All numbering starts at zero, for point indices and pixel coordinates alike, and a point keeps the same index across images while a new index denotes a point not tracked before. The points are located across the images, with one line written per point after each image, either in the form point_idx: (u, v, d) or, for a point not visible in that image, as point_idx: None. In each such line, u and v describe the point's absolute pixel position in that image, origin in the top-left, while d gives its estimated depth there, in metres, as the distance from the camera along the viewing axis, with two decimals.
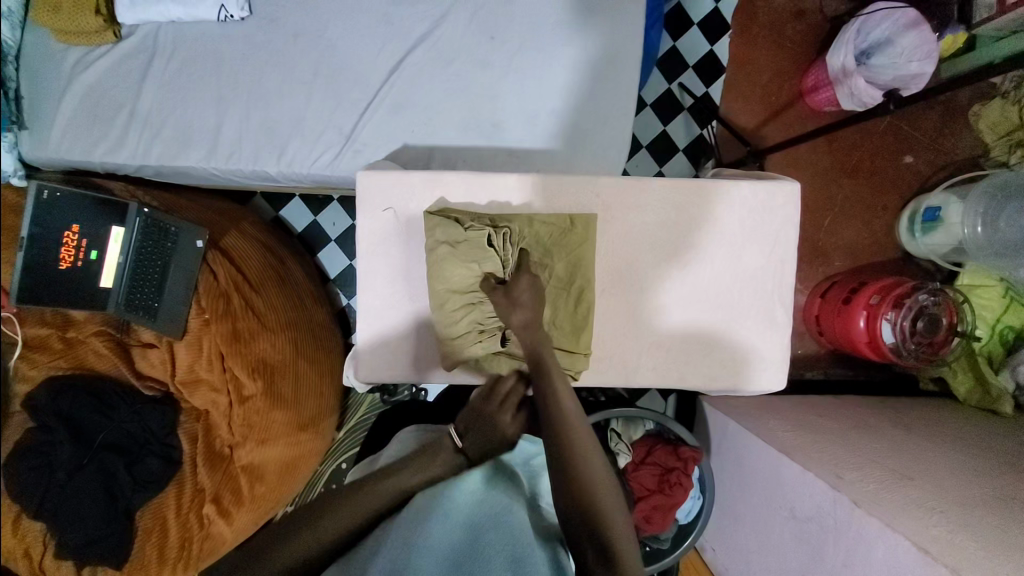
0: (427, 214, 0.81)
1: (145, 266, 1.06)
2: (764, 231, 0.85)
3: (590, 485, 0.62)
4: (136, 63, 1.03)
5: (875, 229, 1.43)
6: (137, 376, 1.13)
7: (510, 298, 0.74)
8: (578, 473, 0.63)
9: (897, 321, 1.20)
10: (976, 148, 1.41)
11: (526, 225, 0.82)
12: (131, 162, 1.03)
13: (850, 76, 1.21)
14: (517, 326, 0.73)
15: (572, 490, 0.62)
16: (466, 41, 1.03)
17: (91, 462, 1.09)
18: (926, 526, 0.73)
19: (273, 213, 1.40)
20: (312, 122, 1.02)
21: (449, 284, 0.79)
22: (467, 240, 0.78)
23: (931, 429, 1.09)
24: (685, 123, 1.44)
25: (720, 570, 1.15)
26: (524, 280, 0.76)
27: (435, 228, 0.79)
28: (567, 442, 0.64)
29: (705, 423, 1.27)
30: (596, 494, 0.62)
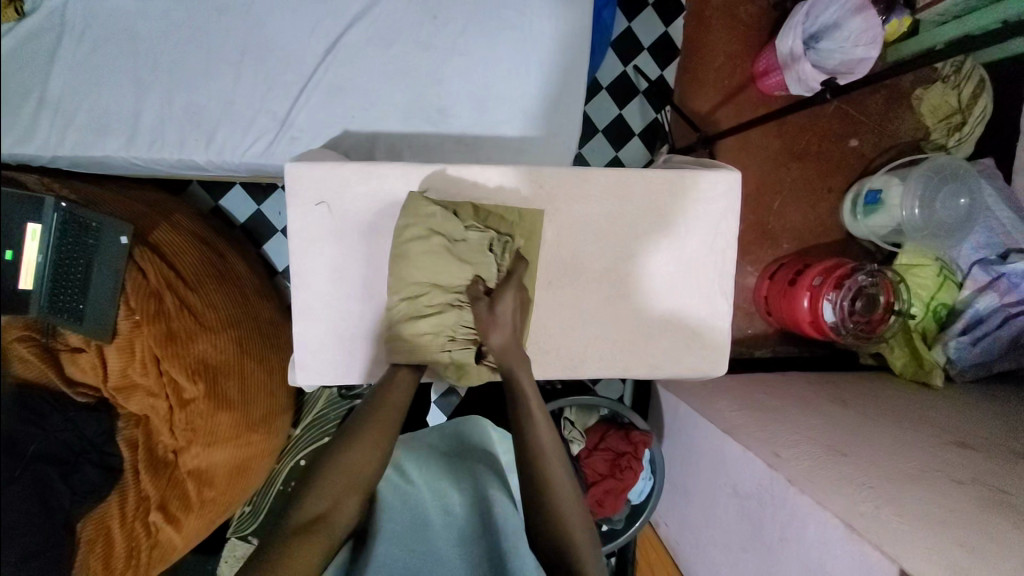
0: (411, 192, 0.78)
1: (68, 269, 0.96)
2: (704, 220, 0.86)
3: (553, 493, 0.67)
4: (43, 42, 0.94)
5: (822, 211, 1.47)
6: (68, 384, 1.07)
7: (493, 314, 0.75)
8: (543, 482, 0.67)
9: (838, 300, 1.24)
10: (917, 131, 1.46)
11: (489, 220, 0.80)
12: (43, 152, 0.95)
13: (798, 60, 1.21)
14: (495, 344, 0.75)
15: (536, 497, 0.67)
16: (408, 20, 0.98)
17: (24, 474, 0.97)
18: (856, 502, 0.76)
19: (214, 203, 1.34)
20: (243, 107, 0.96)
21: (425, 275, 0.78)
22: (451, 233, 0.77)
23: (866, 403, 1.15)
24: (639, 107, 1.44)
25: (673, 545, 1.19)
26: (511, 297, 0.76)
27: (422, 216, 0.77)
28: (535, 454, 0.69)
29: (659, 405, 1.30)
30: (560, 500, 0.67)
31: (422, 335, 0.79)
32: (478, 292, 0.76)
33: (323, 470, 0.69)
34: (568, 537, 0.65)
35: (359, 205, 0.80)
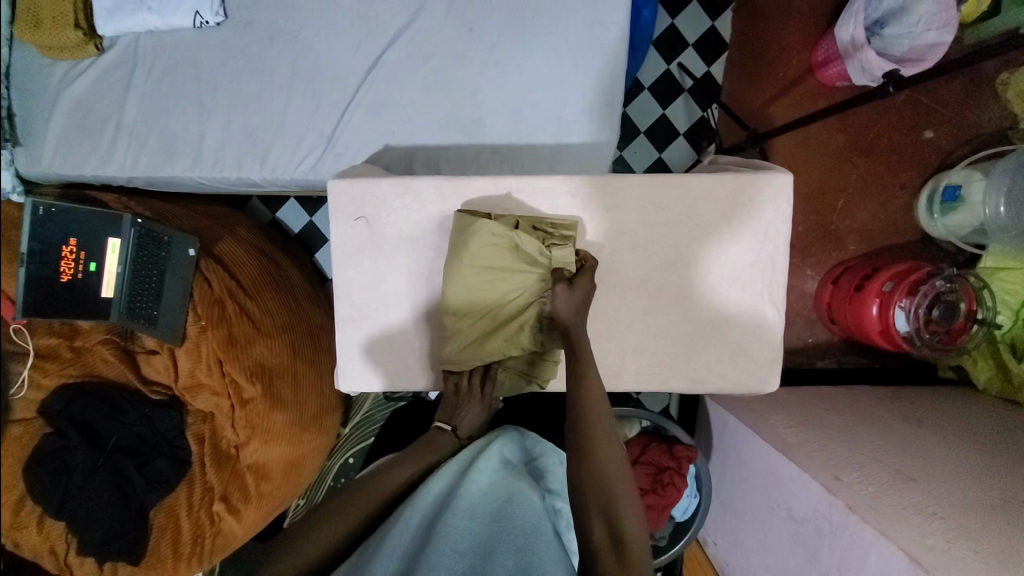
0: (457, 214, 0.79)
1: (144, 277, 1.07)
2: (750, 225, 0.81)
3: (613, 505, 0.65)
4: (119, 74, 1.04)
5: (892, 210, 1.35)
6: (143, 383, 1.17)
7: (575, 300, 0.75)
8: (604, 495, 0.65)
9: (912, 308, 1.13)
10: (1003, 119, 1.31)
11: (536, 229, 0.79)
12: (121, 174, 1.04)
13: (860, 49, 1.11)
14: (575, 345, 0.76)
15: (596, 509, 0.65)
16: (445, 34, 0.99)
17: (104, 464, 1.13)
18: (923, 534, 0.70)
19: (270, 214, 1.42)
20: (292, 126, 1.01)
21: (504, 278, 0.78)
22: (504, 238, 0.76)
23: (945, 422, 1.04)
24: (685, 106, 1.39)
25: (722, 565, 1.13)
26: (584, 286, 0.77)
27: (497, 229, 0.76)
28: (596, 466, 0.67)
29: (708, 417, 1.25)
30: (619, 507, 0.65)
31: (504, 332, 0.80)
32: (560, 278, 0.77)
33: (340, 503, 0.78)
34: (626, 546, 0.63)
35: (397, 218, 0.82)
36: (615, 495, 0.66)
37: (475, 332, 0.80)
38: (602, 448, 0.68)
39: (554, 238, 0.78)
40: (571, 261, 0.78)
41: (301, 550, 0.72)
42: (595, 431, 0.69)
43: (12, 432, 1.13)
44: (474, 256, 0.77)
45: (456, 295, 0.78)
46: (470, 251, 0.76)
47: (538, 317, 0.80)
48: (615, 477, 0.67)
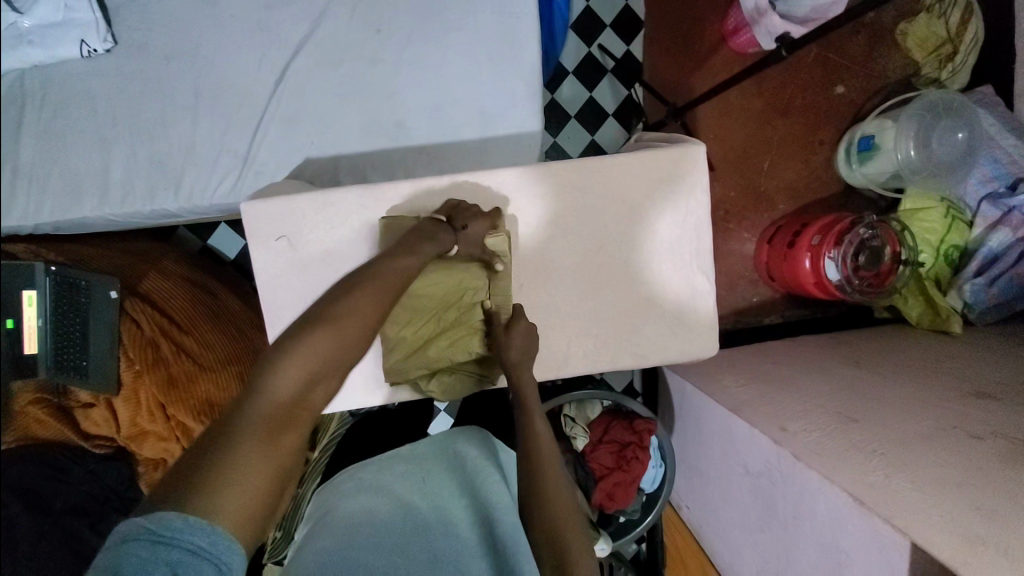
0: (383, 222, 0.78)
1: (67, 327, 1.00)
2: (671, 199, 0.83)
3: (559, 531, 0.64)
4: (8, 115, 0.97)
5: (815, 166, 1.41)
6: (85, 438, 1.10)
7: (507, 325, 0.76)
8: (552, 522, 0.64)
9: (840, 258, 1.18)
10: (906, 68, 1.38)
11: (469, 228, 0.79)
12: (24, 222, 0.98)
13: (765, 14, 1.15)
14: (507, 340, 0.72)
15: (541, 537, 0.64)
16: (352, 38, 0.97)
17: (54, 528, 1.03)
18: (866, 473, 0.73)
19: (202, 243, 1.36)
20: (204, 149, 0.97)
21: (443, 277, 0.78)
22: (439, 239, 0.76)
23: (880, 361, 1.10)
24: (610, 86, 1.40)
25: (696, 528, 1.17)
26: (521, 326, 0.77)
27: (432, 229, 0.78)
28: (542, 493, 0.66)
29: (667, 386, 1.28)
30: (565, 537, 0.63)
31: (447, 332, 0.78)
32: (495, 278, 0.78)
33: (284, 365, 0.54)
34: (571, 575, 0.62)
35: (320, 233, 0.80)
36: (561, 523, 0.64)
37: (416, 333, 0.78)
38: (539, 456, 0.68)
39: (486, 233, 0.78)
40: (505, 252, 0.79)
41: (269, 457, 0.52)
42: (543, 459, 0.68)
43: None
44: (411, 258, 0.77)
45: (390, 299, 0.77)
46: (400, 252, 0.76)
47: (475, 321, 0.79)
48: (561, 505, 0.65)
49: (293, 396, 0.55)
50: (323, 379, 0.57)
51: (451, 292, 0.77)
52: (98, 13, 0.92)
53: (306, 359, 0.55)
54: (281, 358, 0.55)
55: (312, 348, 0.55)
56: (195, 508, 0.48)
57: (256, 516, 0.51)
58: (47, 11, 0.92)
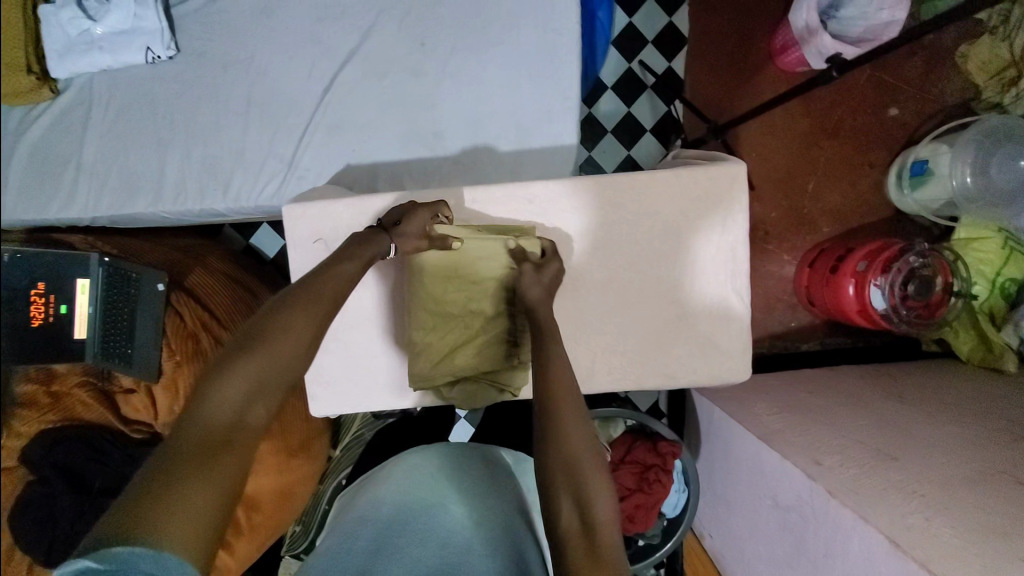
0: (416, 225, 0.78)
1: (115, 316, 1.05)
2: (710, 217, 0.81)
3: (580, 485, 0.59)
4: (76, 115, 1.03)
5: (862, 189, 1.36)
6: (124, 422, 1.15)
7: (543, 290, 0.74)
8: (572, 475, 0.60)
9: (887, 285, 1.13)
10: (964, 91, 1.32)
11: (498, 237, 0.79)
12: (84, 215, 1.04)
13: (815, 33, 1.12)
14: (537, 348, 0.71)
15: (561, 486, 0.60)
16: (398, 50, 0.99)
17: (92, 508, 1.04)
18: (903, 514, 0.69)
19: (244, 241, 1.42)
20: (252, 153, 1.01)
21: (475, 284, 0.78)
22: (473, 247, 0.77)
23: (926, 397, 1.04)
24: (649, 102, 1.39)
25: (719, 558, 1.12)
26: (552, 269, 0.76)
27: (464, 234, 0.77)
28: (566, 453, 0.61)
29: (695, 410, 1.25)
30: (586, 490, 0.59)
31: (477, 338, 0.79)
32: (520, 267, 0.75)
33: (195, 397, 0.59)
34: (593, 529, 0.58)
35: None
36: (584, 475, 0.60)
37: (447, 338, 0.79)
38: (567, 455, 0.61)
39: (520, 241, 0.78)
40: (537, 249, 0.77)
41: (212, 477, 0.54)
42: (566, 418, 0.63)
43: None
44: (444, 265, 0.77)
45: (422, 306, 0.78)
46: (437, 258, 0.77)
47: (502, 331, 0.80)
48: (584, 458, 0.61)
49: (227, 424, 0.58)
50: (254, 405, 0.60)
51: (483, 298, 0.78)
52: (164, 22, 0.98)
53: (219, 393, 0.59)
54: (203, 397, 0.59)
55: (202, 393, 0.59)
56: (137, 535, 0.48)
57: (201, 532, 0.51)
58: (118, 19, 0.97)
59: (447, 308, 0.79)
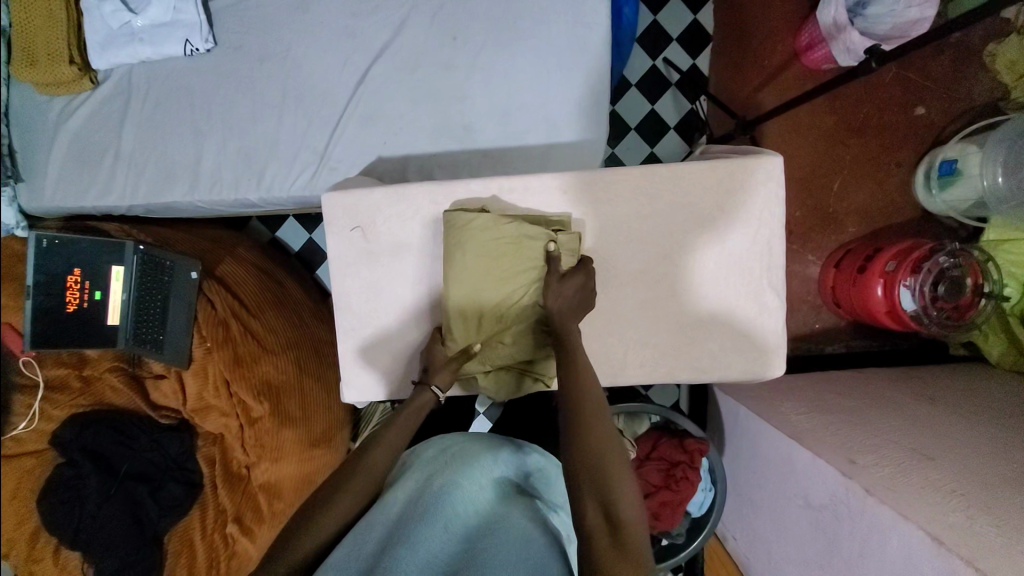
0: (446, 214, 0.80)
1: (147, 302, 1.08)
2: (745, 213, 0.81)
3: (612, 491, 0.63)
4: (116, 105, 1.06)
5: (890, 189, 1.34)
6: (153, 408, 1.17)
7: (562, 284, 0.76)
8: (601, 481, 0.64)
9: (916, 286, 1.12)
10: (995, 91, 1.31)
11: (528, 230, 0.78)
12: (121, 203, 1.06)
13: (843, 30, 1.12)
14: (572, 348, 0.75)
15: (588, 486, 0.64)
16: (430, 45, 1.01)
17: (118, 492, 1.11)
18: (945, 513, 0.68)
19: (270, 234, 1.44)
20: (286, 145, 1.03)
21: (511, 275, 0.78)
22: (508, 238, 0.78)
23: (959, 399, 1.02)
24: (673, 100, 1.39)
25: (744, 560, 1.11)
26: (577, 279, 0.76)
27: (498, 223, 0.78)
28: (589, 441, 0.66)
29: (718, 409, 1.24)
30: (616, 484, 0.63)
31: (516, 326, 0.79)
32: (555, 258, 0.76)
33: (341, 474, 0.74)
34: (622, 531, 0.61)
35: (390, 225, 0.83)
36: (614, 478, 0.64)
37: (483, 324, 0.79)
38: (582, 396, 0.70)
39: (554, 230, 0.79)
40: (572, 260, 0.78)
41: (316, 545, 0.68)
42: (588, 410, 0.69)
43: (25, 464, 1.12)
44: (476, 252, 0.78)
45: (453, 293, 0.79)
46: (473, 245, 0.78)
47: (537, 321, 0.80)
48: (611, 463, 0.65)
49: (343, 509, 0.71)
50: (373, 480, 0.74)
51: (519, 288, 0.78)
52: (202, 15, 1.00)
53: (343, 502, 0.71)
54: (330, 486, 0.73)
55: (327, 499, 0.71)
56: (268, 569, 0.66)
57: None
58: (158, 12, 1.00)
59: (482, 296, 0.79)
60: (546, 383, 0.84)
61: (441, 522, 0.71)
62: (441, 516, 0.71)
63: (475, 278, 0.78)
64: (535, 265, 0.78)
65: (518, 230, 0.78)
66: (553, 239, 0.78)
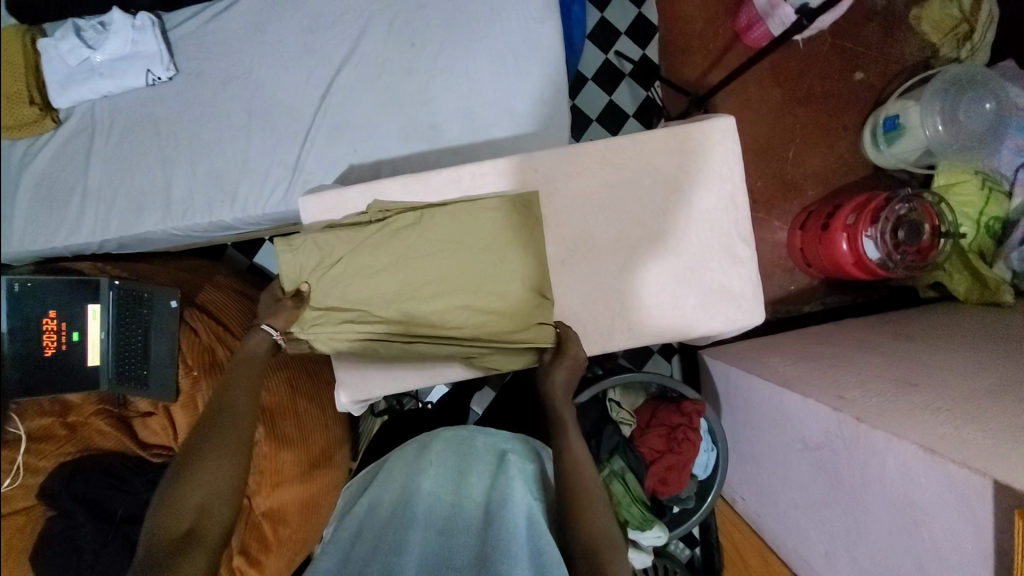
0: (372, 206, 0.83)
1: (129, 337, 1.06)
2: (709, 171, 0.85)
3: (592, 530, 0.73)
4: (79, 142, 1.06)
5: (841, 150, 1.42)
6: (143, 447, 1.14)
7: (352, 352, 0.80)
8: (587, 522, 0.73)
9: (879, 234, 1.17)
10: (923, 50, 1.41)
11: (389, 228, 0.81)
12: (93, 240, 1.05)
13: (777, 6, 1.20)
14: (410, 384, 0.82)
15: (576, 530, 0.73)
16: (390, 53, 1.04)
17: (116, 537, 1.04)
18: (933, 426, 0.71)
19: (248, 261, 1.43)
20: (256, 162, 1.04)
21: (372, 275, 0.81)
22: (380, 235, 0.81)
23: (932, 333, 1.07)
24: (629, 88, 1.45)
25: (755, 520, 1.12)
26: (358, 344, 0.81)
27: (315, 241, 0.81)
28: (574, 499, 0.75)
29: (710, 377, 1.27)
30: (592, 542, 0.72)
31: (406, 312, 0.82)
32: (517, 233, 0.82)
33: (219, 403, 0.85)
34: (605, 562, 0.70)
35: None
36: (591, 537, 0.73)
37: (367, 324, 0.81)
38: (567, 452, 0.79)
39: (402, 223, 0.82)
40: (539, 269, 0.82)
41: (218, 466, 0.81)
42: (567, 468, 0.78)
43: (12, 524, 1.06)
44: (312, 273, 0.82)
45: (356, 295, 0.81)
46: (356, 246, 0.81)
47: (522, 293, 0.82)
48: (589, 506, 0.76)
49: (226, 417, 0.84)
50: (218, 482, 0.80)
51: (500, 268, 0.82)
52: (162, 45, 1.02)
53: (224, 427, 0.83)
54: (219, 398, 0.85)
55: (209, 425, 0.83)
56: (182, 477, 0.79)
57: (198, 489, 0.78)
58: (117, 46, 1.01)
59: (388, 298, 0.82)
60: (495, 353, 0.83)
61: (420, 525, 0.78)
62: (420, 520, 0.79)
63: (354, 281, 0.81)
64: (513, 241, 0.82)
65: (498, 220, 0.82)
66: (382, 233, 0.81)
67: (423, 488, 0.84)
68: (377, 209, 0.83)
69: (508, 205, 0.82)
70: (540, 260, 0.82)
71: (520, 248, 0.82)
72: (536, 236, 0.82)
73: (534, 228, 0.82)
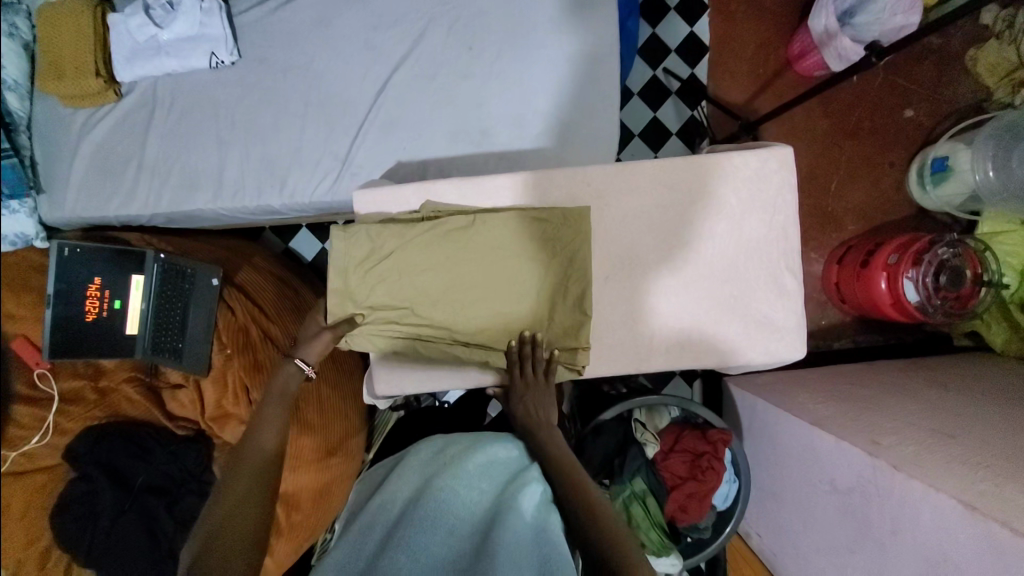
0: (425, 208, 0.85)
1: (168, 311, 1.08)
2: (761, 200, 0.85)
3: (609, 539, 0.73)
4: (139, 117, 1.09)
5: (885, 189, 1.40)
6: (170, 419, 1.15)
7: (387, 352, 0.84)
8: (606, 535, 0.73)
9: (919, 278, 1.16)
10: (979, 93, 1.39)
11: (439, 231, 0.82)
12: (144, 212, 1.07)
13: (834, 37, 1.21)
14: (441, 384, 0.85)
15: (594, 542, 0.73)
16: (447, 55, 1.05)
17: (132, 506, 1.06)
18: (972, 481, 0.70)
19: (283, 245, 1.45)
20: (308, 152, 1.05)
21: (417, 275, 0.82)
22: (429, 236, 0.82)
23: (966, 383, 1.05)
24: (675, 107, 1.44)
25: (770, 556, 1.11)
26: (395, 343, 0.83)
27: (366, 235, 0.82)
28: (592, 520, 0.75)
29: (734, 404, 1.26)
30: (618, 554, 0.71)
31: (445, 313, 0.82)
32: (566, 247, 0.82)
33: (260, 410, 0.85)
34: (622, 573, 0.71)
35: None
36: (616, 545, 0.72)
37: (411, 324, 0.83)
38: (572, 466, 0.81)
39: (452, 227, 0.82)
40: (581, 285, 0.82)
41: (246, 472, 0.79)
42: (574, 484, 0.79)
43: (35, 480, 1.08)
44: (357, 268, 0.82)
45: (397, 293, 0.82)
46: (403, 244, 0.82)
47: (565, 306, 0.82)
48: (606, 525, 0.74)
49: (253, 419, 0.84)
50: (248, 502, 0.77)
51: (543, 280, 0.82)
52: (228, 30, 1.04)
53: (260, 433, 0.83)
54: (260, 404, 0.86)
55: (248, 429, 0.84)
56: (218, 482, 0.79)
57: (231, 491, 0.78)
58: (184, 27, 1.04)
59: (431, 297, 0.82)
60: (532, 364, 0.83)
61: (437, 530, 0.77)
62: (434, 524, 0.77)
63: (396, 280, 0.82)
64: (558, 254, 0.82)
65: (546, 231, 0.82)
66: (432, 234, 0.82)
67: (436, 485, 0.83)
68: (428, 211, 0.84)
69: (557, 219, 0.82)
70: (583, 276, 0.82)
71: (563, 262, 0.83)
72: (580, 252, 0.82)
73: (581, 243, 0.82)
